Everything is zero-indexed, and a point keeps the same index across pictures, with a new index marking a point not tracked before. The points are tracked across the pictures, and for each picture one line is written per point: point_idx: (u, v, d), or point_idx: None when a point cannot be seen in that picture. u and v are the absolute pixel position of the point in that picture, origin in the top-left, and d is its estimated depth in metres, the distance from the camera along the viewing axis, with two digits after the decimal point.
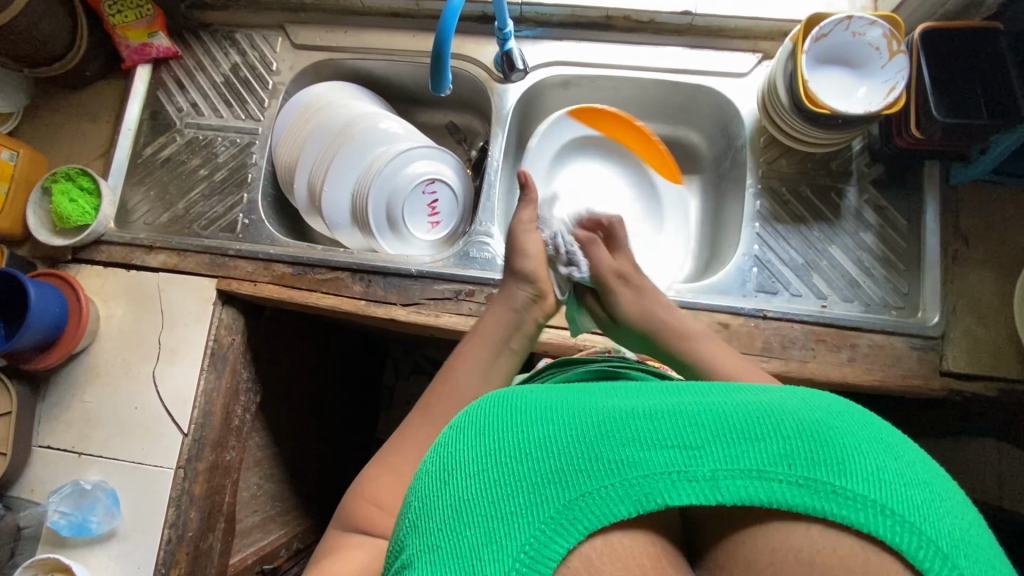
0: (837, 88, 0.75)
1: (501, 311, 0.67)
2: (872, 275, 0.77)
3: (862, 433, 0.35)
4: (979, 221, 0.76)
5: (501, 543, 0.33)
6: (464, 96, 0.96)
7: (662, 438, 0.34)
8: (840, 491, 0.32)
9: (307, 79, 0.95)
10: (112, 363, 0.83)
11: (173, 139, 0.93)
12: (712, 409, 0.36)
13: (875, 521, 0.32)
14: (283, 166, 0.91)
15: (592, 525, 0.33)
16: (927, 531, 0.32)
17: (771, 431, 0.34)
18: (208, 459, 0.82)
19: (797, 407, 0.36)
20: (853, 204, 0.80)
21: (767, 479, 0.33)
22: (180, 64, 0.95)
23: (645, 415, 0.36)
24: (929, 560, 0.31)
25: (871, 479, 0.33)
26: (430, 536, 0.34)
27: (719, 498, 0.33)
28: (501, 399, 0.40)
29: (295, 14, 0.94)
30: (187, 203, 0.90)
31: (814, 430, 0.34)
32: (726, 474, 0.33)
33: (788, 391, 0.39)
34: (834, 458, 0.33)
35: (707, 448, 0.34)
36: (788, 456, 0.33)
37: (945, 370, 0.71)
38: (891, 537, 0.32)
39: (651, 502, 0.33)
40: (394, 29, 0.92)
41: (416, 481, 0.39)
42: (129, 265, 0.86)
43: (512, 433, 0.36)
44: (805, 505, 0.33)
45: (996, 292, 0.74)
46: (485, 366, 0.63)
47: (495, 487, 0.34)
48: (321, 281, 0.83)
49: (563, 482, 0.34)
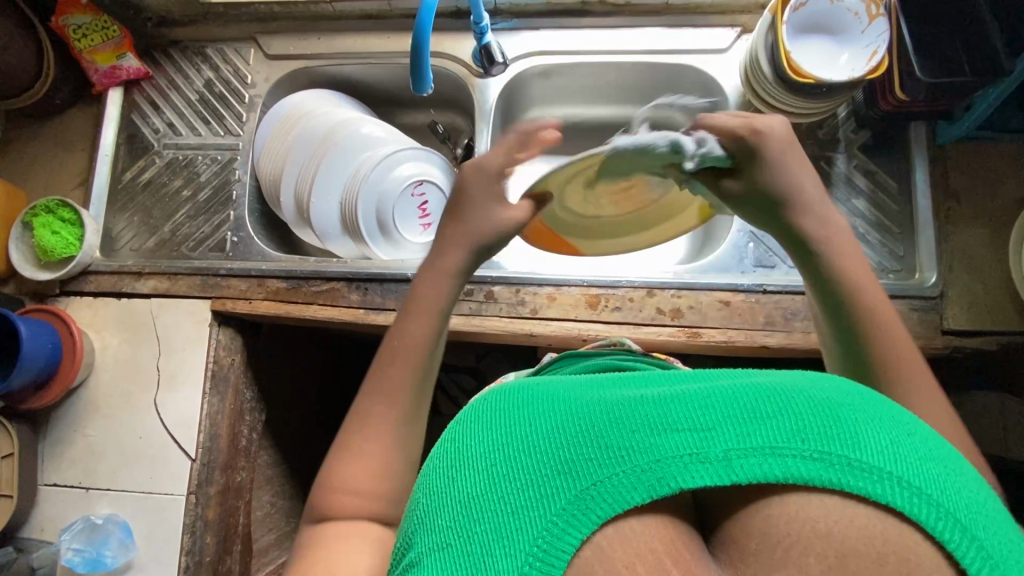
0: (817, 56, 0.74)
1: (439, 279, 0.61)
2: (867, 240, 0.78)
3: (872, 410, 0.35)
4: (967, 178, 0.77)
5: (513, 538, 0.33)
6: (445, 94, 0.95)
7: (672, 422, 0.35)
8: (856, 463, 0.32)
9: (284, 89, 0.94)
10: (112, 394, 0.82)
11: (152, 162, 0.91)
12: (721, 392, 0.36)
13: (892, 492, 0.32)
14: (267, 180, 0.89)
15: (604, 514, 0.33)
16: (945, 503, 0.32)
17: (782, 410, 0.34)
18: (219, 482, 0.81)
19: (808, 386, 0.37)
20: (843, 170, 0.80)
21: (780, 456, 0.33)
22: (152, 84, 0.93)
23: (655, 402, 0.36)
24: (948, 531, 0.31)
25: (887, 454, 0.33)
26: (444, 536, 0.35)
27: (733, 478, 0.33)
28: (510, 397, 0.41)
29: (265, 24, 0.92)
30: (172, 225, 0.89)
31: (826, 406, 0.35)
32: (738, 454, 0.33)
33: (799, 373, 0.39)
34: (846, 432, 0.33)
35: (718, 430, 0.34)
36: (801, 431, 0.33)
37: (946, 329, 0.72)
38: (910, 508, 0.31)
39: (664, 487, 0.33)
40: (368, 32, 0.90)
41: (426, 480, 0.40)
42: (120, 293, 0.85)
43: (521, 428, 0.38)
44: (820, 479, 0.32)
45: (991, 248, 0.74)
46: (434, 339, 0.59)
47: (504, 482, 0.35)
48: (317, 293, 0.81)
49: (573, 472, 0.34)
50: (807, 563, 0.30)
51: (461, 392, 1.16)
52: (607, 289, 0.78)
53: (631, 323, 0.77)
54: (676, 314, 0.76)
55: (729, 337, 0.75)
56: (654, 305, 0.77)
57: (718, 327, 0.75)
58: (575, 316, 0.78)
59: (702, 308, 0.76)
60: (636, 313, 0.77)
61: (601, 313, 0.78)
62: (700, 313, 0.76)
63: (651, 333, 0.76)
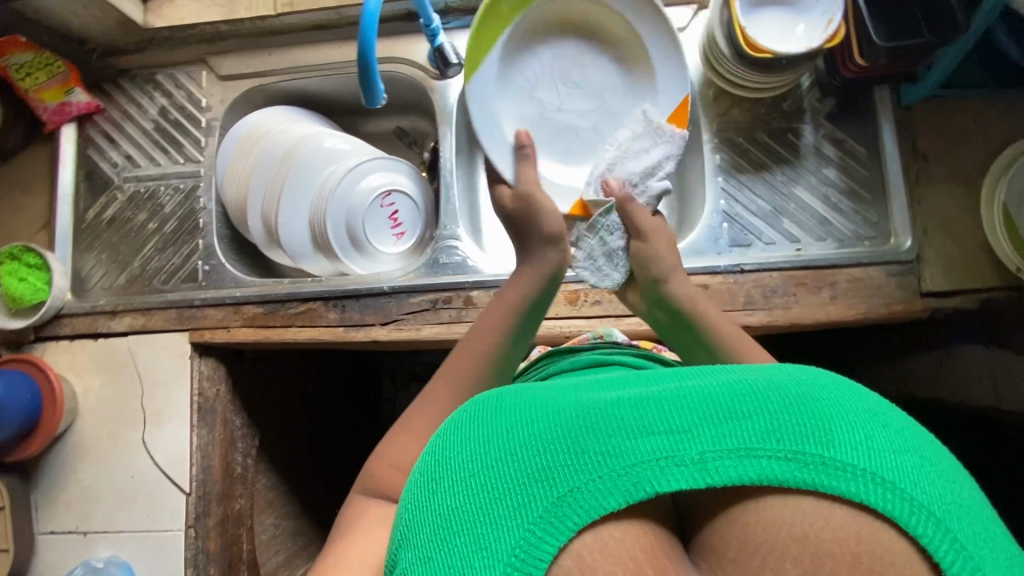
0: (774, 30, 0.71)
1: (527, 279, 0.64)
2: (840, 209, 0.77)
3: (850, 402, 0.35)
4: (935, 137, 0.76)
5: (491, 549, 0.33)
6: (406, 98, 0.93)
7: (649, 424, 0.34)
8: (829, 462, 0.32)
9: (241, 110, 0.92)
10: (99, 436, 0.81)
11: (114, 198, 0.89)
12: (698, 390, 0.36)
13: (866, 490, 0.31)
14: (232, 206, 0.88)
15: (581, 520, 0.33)
16: (918, 497, 0.31)
17: (758, 408, 0.34)
18: (217, 513, 0.81)
19: (785, 380, 0.36)
20: (811, 141, 0.79)
21: (755, 457, 0.33)
22: (105, 116, 0.91)
23: (631, 403, 0.36)
24: (922, 526, 0.31)
25: (861, 450, 0.32)
26: (423, 549, 0.35)
27: (708, 482, 0.33)
28: (489, 403, 0.40)
29: (214, 45, 0.90)
30: (142, 259, 0.87)
31: (802, 402, 0.34)
32: (714, 456, 0.33)
33: (775, 366, 0.39)
34: (820, 429, 0.33)
35: (694, 432, 0.34)
36: (776, 431, 0.33)
37: (924, 292, 0.72)
38: (882, 504, 0.31)
39: (640, 491, 0.33)
40: (320, 43, 0.88)
41: (407, 491, 0.39)
42: (95, 334, 0.83)
43: (498, 434, 0.37)
44: (795, 479, 0.32)
45: (963, 207, 0.74)
46: (511, 333, 0.61)
47: (482, 493, 0.35)
48: (294, 315, 0.81)
49: (549, 479, 0.34)
50: (783, 569, 0.31)
51: None
52: (585, 284, 0.78)
53: (612, 316, 0.77)
54: None
55: None
56: None
57: None
58: (555, 315, 0.78)
59: None
60: (616, 306, 0.77)
61: (581, 309, 0.77)
62: None
63: (633, 324, 0.76)
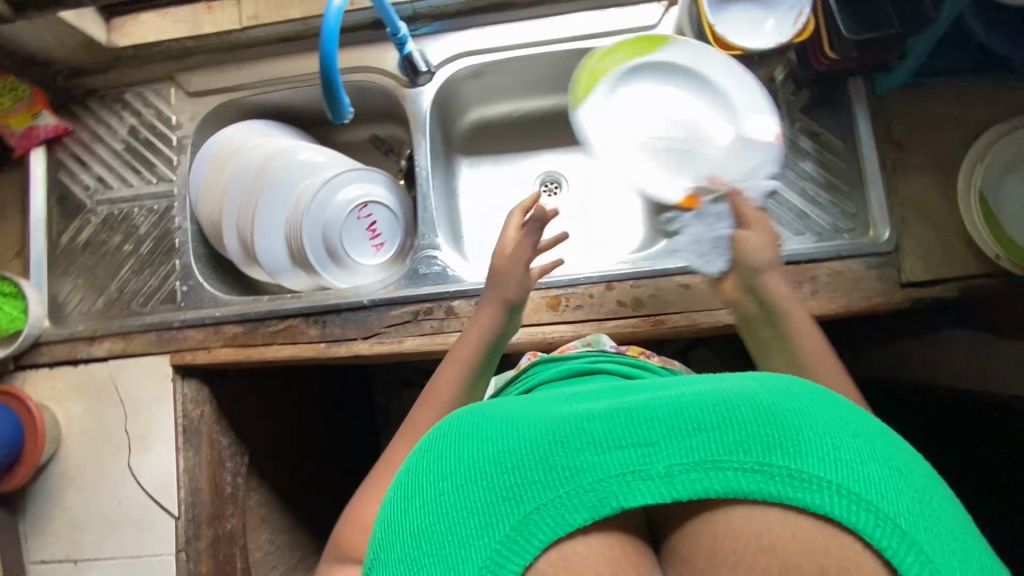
0: (743, 26, 0.71)
1: (485, 328, 0.68)
2: (818, 202, 0.78)
3: (819, 412, 0.35)
4: (911, 125, 0.76)
5: (456, 568, 0.32)
6: (380, 107, 0.92)
7: (618, 438, 0.34)
8: (795, 473, 0.32)
9: (212, 125, 0.90)
10: (84, 464, 0.80)
11: (88, 221, 0.88)
12: (668, 402, 0.36)
13: (830, 501, 0.31)
14: (207, 224, 0.87)
15: (547, 537, 0.33)
16: (884, 509, 0.31)
17: (726, 420, 0.34)
18: (208, 534, 0.81)
19: (756, 391, 0.36)
20: (787, 135, 0.79)
21: (721, 470, 0.32)
22: (74, 139, 0.90)
23: (600, 417, 0.35)
24: (887, 539, 0.30)
25: (827, 460, 0.32)
26: (390, 570, 0.34)
27: (674, 496, 0.32)
28: (463, 418, 0.40)
29: (181, 61, 0.88)
30: (119, 282, 0.86)
31: (771, 412, 0.34)
32: (681, 469, 0.33)
33: (747, 376, 0.39)
34: (787, 439, 0.33)
35: (662, 445, 0.33)
36: (743, 443, 0.33)
37: (905, 283, 0.72)
38: (846, 516, 0.31)
39: (606, 506, 0.33)
40: (289, 55, 0.87)
41: (379, 510, 0.39)
42: (75, 360, 0.83)
43: (468, 450, 0.36)
44: (761, 491, 0.32)
45: (941, 195, 0.74)
46: (471, 380, 0.65)
47: (449, 511, 0.34)
48: (274, 333, 0.80)
49: (516, 496, 0.33)
50: None
51: None
52: (566, 289, 0.77)
53: (595, 319, 0.76)
54: (638, 304, 0.76)
55: (692, 321, 0.74)
56: (615, 298, 0.76)
57: (680, 312, 0.75)
58: (538, 321, 0.77)
59: (663, 295, 0.75)
60: (598, 309, 0.76)
61: (564, 314, 0.77)
62: (661, 300, 0.75)
63: (616, 327, 0.75)
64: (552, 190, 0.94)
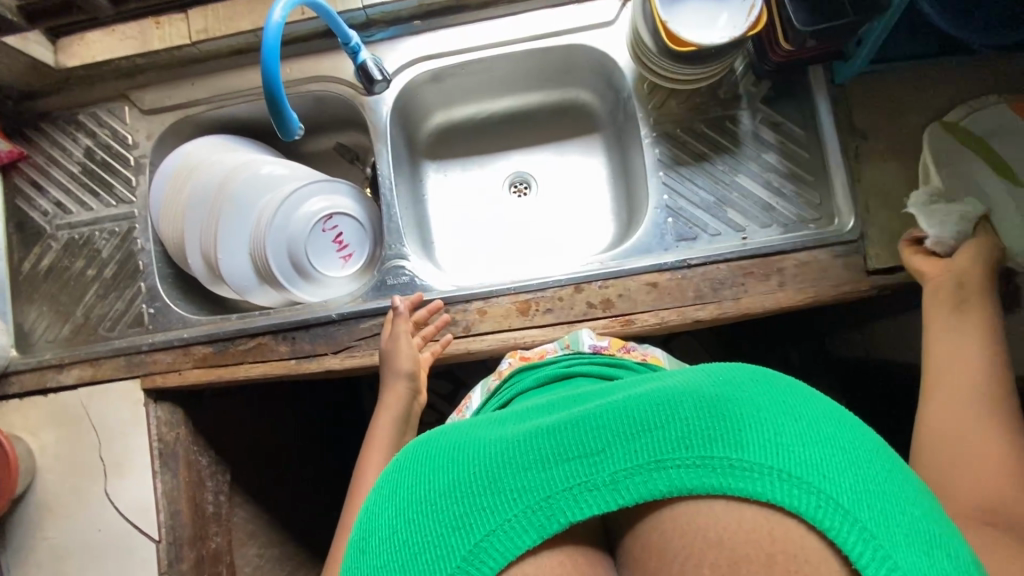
0: (697, 20, 0.68)
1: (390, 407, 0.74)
2: (783, 193, 0.77)
3: (762, 398, 0.35)
4: (873, 112, 0.75)
5: None
6: (341, 115, 0.91)
7: (564, 451, 0.34)
8: (736, 464, 0.32)
9: (170, 143, 0.89)
10: (61, 493, 0.80)
11: (49, 247, 0.87)
12: (613, 407, 0.36)
13: (773, 488, 0.31)
14: (171, 243, 0.85)
15: (498, 562, 0.32)
16: (827, 488, 0.31)
17: (667, 419, 0.34)
18: (191, 555, 0.80)
19: (699, 385, 0.36)
20: (750, 127, 0.78)
21: (664, 469, 0.33)
22: (30, 164, 0.88)
23: (547, 432, 0.35)
24: (829, 518, 0.30)
25: (768, 447, 0.32)
26: None
27: (620, 502, 0.33)
28: (419, 449, 0.40)
29: (134, 79, 0.87)
30: (85, 308, 0.85)
31: (712, 405, 0.34)
32: (625, 475, 0.33)
33: (695, 371, 0.39)
34: (728, 430, 0.33)
35: (606, 452, 0.33)
36: (685, 439, 0.33)
37: (871, 270, 0.71)
38: (789, 501, 0.31)
39: (554, 523, 0.33)
40: (245, 68, 0.85)
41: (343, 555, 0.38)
42: (45, 389, 0.82)
43: (420, 483, 0.36)
44: (703, 485, 0.32)
45: (905, 180, 0.73)
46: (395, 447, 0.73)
47: (399, 550, 0.33)
48: (245, 351, 0.79)
49: (465, 525, 0.33)
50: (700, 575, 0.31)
51: (438, 398, 1.14)
52: (535, 293, 0.77)
53: (565, 322, 0.76)
54: (607, 304, 0.75)
55: (662, 318, 0.74)
56: (584, 300, 0.76)
57: (649, 310, 0.74)
58: (509, 326, 0.76)
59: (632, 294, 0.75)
60: (567, 312, 0.76)
61: (534, 318, 0.76)
62: (630, 300, 0.75)
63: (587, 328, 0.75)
64: (522, 191, 0.94)
